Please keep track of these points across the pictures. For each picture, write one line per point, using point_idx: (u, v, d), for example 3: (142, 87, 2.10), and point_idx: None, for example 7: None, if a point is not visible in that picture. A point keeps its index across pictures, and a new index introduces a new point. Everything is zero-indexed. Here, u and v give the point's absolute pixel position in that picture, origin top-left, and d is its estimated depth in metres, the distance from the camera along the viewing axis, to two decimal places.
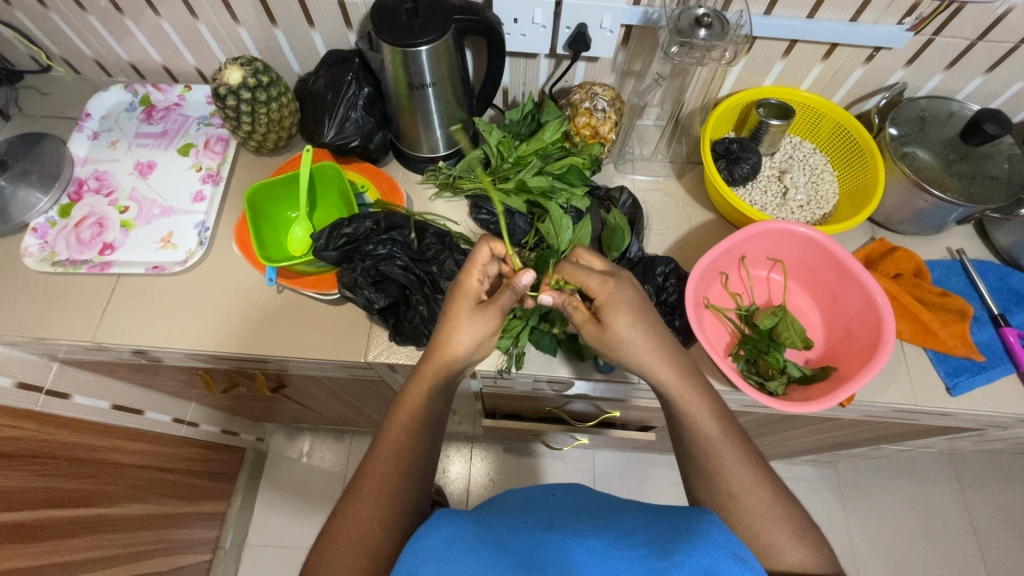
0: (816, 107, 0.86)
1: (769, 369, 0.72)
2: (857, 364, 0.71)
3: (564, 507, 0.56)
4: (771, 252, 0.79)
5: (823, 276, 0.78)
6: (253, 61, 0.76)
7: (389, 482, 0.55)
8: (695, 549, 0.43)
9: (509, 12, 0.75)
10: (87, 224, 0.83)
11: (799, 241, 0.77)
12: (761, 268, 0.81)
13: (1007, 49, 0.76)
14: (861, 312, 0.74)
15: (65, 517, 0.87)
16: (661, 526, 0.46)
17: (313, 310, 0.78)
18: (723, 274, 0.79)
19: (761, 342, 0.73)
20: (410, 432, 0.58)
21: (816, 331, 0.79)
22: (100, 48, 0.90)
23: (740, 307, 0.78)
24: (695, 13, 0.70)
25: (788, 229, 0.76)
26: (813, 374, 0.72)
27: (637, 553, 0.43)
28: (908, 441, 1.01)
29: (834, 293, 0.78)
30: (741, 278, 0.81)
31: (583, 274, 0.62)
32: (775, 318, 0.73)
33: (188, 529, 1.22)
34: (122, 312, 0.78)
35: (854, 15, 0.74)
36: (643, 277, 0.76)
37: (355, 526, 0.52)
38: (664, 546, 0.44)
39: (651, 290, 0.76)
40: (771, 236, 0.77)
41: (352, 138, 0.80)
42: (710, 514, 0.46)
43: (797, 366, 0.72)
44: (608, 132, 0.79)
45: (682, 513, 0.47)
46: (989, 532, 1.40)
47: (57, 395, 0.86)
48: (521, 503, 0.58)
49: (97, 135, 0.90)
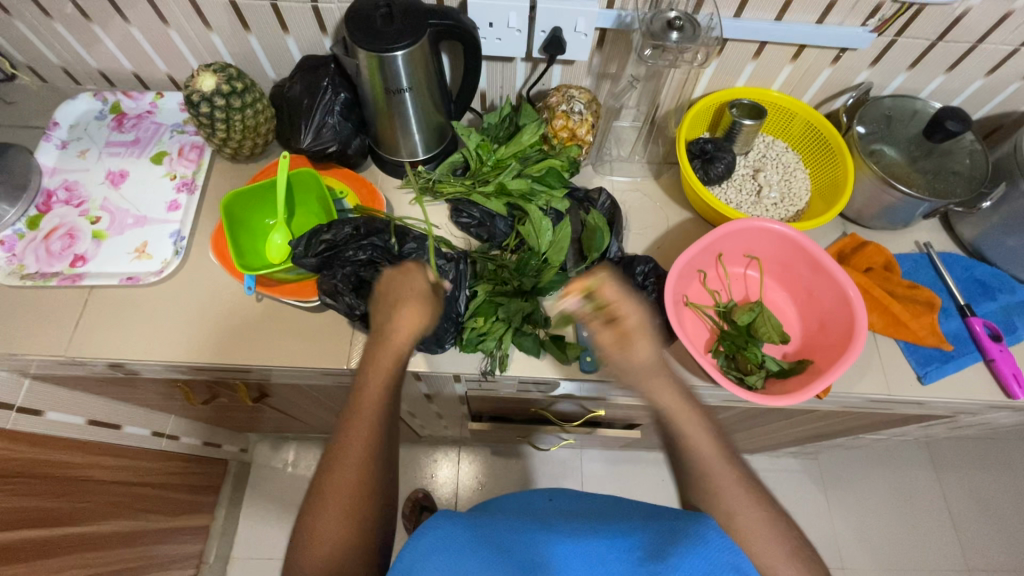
0: (788, 107, 0.88)
1: (749, 363, 0.73)
2: (833, 356, 0.73)
3: (563, 510, 0.56)
4: (747, 250, 0.81)
5: (797, 272, 0.80)
6: (225, 67, 0.75)
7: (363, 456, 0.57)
8: (691, 551, 0.44)
9: (485, 16, 0.75)
10: (57, 236, 0.81)
11: (774, 239, 0.78)
12: (738, 266, 0.83)
13: (965, 49, 0.79)
14: (835, 305, 0.76)
15: (41, 538, 0.85)
16: (661, 530, 0.47)
17: (293, 319, 0.77)
18: (701, 271, 0.80)
19: (739, 338, 0.75)
20: (383, 404, 0.60)
21: (793, 326, 0.80)
22: (67, 55, 0.88)
23: (718, 304, 0.79)
24: (667, 17, 0.72)
25: (763, 227, 0.77)
26: (790, 367, 0.73)
27: (635, 554, 0.44)
28: (885, 430, 1.04)
29: (808, 287, 0.79)
30: (719, 276, 0.82)
31: (618, 290, 0.62)
32: (752, 314, 0.75)
33: (169, 545, 1.20)
34: (97, 325, 0.77)
35: (820, 16, 0.77)
36: (623, 277, 0.77)
37: (338, 505, 0.55)
38: (662, 548, 0.45)
39: (632, 290, 0.76)
40: (746, 234, 0.78)
41: (330, 144, 0.80)
42: (703, 518, 0.47)
43: (775, 360, 0.74)
44: (585, 135, 0.81)
45: (681, 519, 0.48)
46: (964, 516, 1.44)
47: (30, 412, 0.84)
48: (519, 506, 0.58)
49: (65, 144, 0.88)
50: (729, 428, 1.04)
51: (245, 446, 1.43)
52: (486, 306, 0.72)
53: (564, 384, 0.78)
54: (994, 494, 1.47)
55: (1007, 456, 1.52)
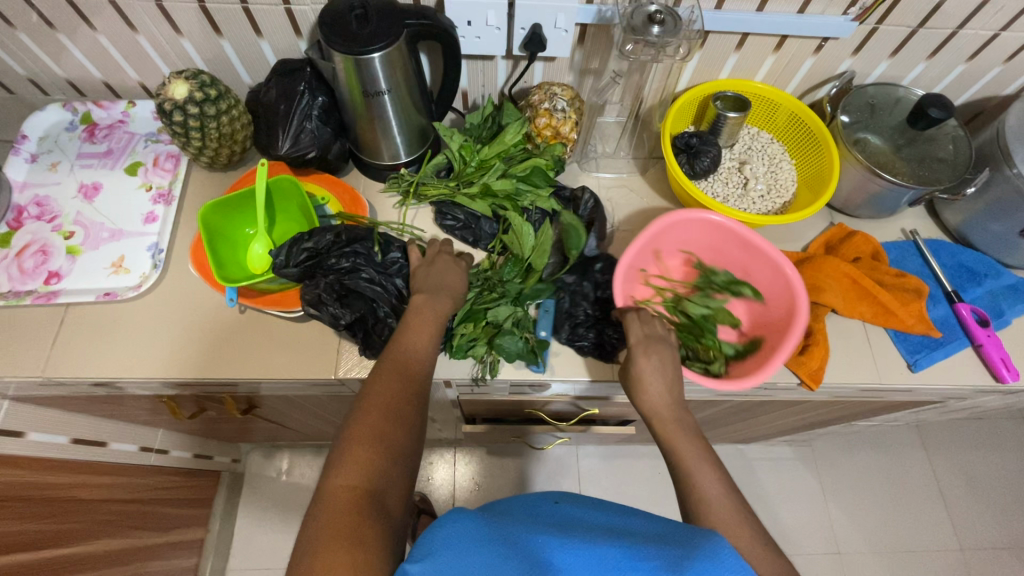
0: (771, 98, 0.88)
1: (710, 352, 0.75)
2: (779, 333, 0.72)
3: (573, 516, 0.54)
4: (679, 242, 0.79)
5: (730, 253, 0.78)
6: (198, 74, 0.73)
7: (400, 377, 0.58)
8: (705, 568, 0.42)
9: (463, 14, 0.73)
10: (30, 253, 0.79)
11: (702, 226, 0.76)
12: (674, 259, 0.81)
13: (946, 35, 0.79)
14: (774, 284, 0.75)
15: (31, 561, 0.83)
16: (674, 544, 0.46)
17: (278, 329, 0.76)
18: (641, 270, 0.78)
19: (694, 327, 0.77)
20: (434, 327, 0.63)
21: (737, 307, 0.79)
22: (33, 65, 0.85)
23: (666, 299, 0.80)
24: (647, 10, 0.71)
25: (687, 216, 0.75)
26: (746, 349, 0.75)
27: (651, 565, 0.43)
28: (877, 417, 1.05)
29: (744, 267, 0.78)
30: (659, 270, 0.80)
31: (651, 349, 0.65)
32: (706, 307, 0.78)
33: (163, 560, 1.18)
34: (75, 343, 0.75)
35: (801, 6, 0.76)
36: (582, 276, 0.77)
37: (380, 417, 0.54)
38: (677, 561, 0.43)
39: (590, 286, 0.76)
40: (677, 226, 0.77)
41: (308, 149, 0.78)
42: (716, 532, 0.46)
43: (729, 345, 0.76)
44: (569, 132, 0.79)
45: (694, 534, 0.47)
46: (954, 496, 1.46)
47: (10, 434, 0.81)
48: (525, 513, 0.56)
49: (35, 157, 0.85)
50: (722, 420, 1.04)
51: (237, 457, 1.41)
52: (477, 311, 0.70)
53: (557, 384, 0.77)
54: (982, 472, 1.50)
55: (993, 434, 1.54)
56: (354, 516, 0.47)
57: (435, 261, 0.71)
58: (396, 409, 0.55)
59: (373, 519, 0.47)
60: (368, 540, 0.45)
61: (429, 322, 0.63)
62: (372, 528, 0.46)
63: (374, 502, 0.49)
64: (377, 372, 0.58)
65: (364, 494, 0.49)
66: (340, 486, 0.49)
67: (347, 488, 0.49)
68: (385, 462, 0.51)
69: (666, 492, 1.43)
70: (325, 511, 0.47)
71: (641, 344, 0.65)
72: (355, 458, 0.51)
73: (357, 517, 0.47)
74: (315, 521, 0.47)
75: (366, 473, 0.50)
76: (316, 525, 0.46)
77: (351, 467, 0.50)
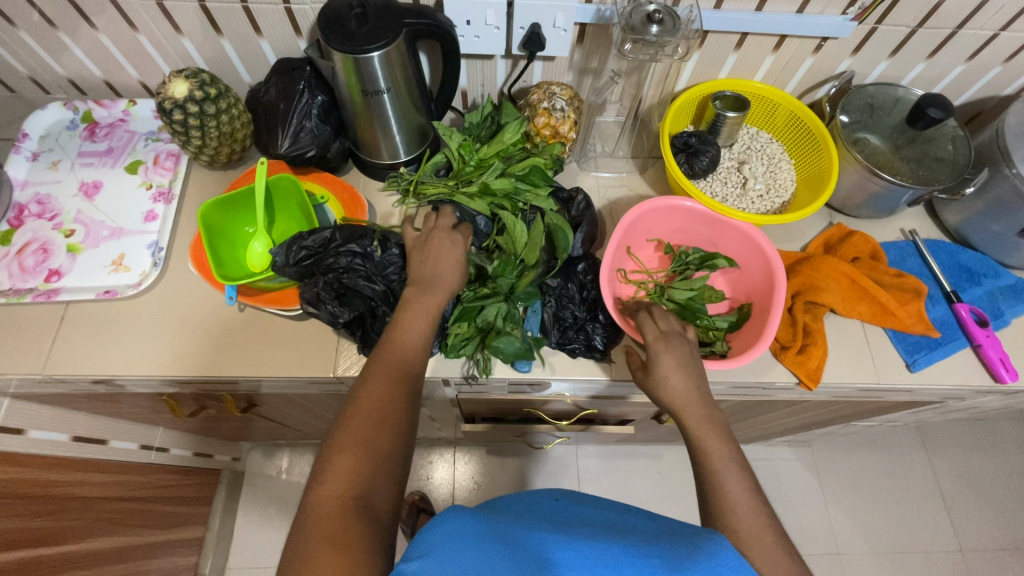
0: (770, 98, 0.88)
1: (708, 333, 0.74)
2: (765, 292, 0.76)
3: (573, 514, 0.54)
4: (647, 233, 0.82)
5: (695, 231, 0.82)
6: (198, 73, 0.73)
7: (389, 379, 0.58)
8: (705, 568, 0.42)
9: (462, 13, 0.74)
10: (30, 251, 0.79)
11: (666, 212, 0.80)
12: (645, 250, 0.84)
13: (946, 35, 0.79)
14: (743, 249, 0.79)
15: (30, 558, 0.83)
16: (674, 543, 0.46)
17: (278, 327, 0.76)
18: (619, 269, 0.79)
19: (687, 312, 0.73)
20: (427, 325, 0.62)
21: (717, 281, 0.83)
22: (35, 64, 0.85)
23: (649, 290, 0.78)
24: (646, 10, 0.71)
25: (648, 207, 0.78)
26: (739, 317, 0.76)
27: (651, 563, 0.43)
28: (877, 417, 1.05)
29: (711, 241, 0.82)
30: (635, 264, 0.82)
31: (673, 347, 0.64)
32: (691, 290, 0.75)
33: (162, 558, 1.18)
34: (75, 340, 0.75)
35: (800, 6, 0.76)
36: (566, 277, 0.76)
37: (368, 421, 0.54)
38: (677, 560, 0.43)
39: (575, 288, 0.76)
40: (641, 219, 0.80)
41: (308, 148, 0.78)
42: (716, 532, 0.46)
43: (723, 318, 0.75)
44: (568, 131, 0.80)
45: (694, 534, 0.47)
46: (954, 497, 1.46)
47: (11, 432, 0.81)
48: (526, 510, 0.56)
49: (36, 156, 0.85)
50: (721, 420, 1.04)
51: (238, 455, 1.42)
52: (468, 310, 0.69)
53: (556, 383, 0.78)
54: (982, 473, 1.50)
55: (994, 436, 1.54)
56: (342, 525, 0.47)
57: (427, 241, 0.68)
58: (384, 412, 0.55)
59: (360, 525, 0.48)
60: (355, 548, 0.46)
61: (428, 321, 0.63)
62: (358, 535, 0.47)
63: (359, 508, 0.49)
64: (365, 376, 0.58)
65: (350, 501, 0.49)
66: (326, 495, 0.49)
67: (335, 496, 0.49)
68: (371, 467, 0.52)
69: (665, 492, 1.43)
70: (314, 518, 0.48)
71: (660, 343, 0.65)
72: (342, 465, 0.51)
73: (345, 525, 0.47)
74: (304, 529, 0.47)
75: (352, 479, 0.50)
76: (303, 535, 0.47)
77: (339, 474, 0.50)
